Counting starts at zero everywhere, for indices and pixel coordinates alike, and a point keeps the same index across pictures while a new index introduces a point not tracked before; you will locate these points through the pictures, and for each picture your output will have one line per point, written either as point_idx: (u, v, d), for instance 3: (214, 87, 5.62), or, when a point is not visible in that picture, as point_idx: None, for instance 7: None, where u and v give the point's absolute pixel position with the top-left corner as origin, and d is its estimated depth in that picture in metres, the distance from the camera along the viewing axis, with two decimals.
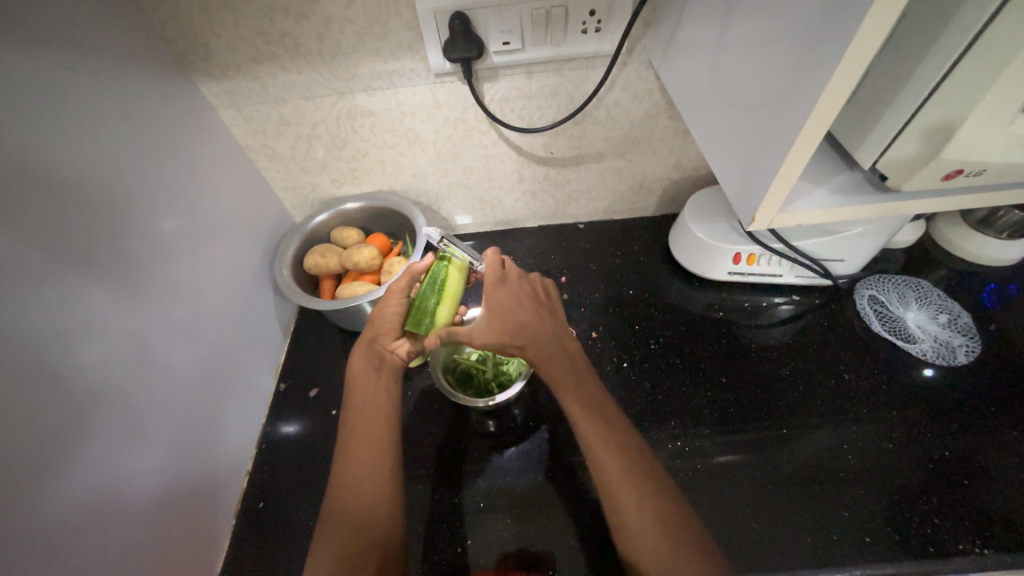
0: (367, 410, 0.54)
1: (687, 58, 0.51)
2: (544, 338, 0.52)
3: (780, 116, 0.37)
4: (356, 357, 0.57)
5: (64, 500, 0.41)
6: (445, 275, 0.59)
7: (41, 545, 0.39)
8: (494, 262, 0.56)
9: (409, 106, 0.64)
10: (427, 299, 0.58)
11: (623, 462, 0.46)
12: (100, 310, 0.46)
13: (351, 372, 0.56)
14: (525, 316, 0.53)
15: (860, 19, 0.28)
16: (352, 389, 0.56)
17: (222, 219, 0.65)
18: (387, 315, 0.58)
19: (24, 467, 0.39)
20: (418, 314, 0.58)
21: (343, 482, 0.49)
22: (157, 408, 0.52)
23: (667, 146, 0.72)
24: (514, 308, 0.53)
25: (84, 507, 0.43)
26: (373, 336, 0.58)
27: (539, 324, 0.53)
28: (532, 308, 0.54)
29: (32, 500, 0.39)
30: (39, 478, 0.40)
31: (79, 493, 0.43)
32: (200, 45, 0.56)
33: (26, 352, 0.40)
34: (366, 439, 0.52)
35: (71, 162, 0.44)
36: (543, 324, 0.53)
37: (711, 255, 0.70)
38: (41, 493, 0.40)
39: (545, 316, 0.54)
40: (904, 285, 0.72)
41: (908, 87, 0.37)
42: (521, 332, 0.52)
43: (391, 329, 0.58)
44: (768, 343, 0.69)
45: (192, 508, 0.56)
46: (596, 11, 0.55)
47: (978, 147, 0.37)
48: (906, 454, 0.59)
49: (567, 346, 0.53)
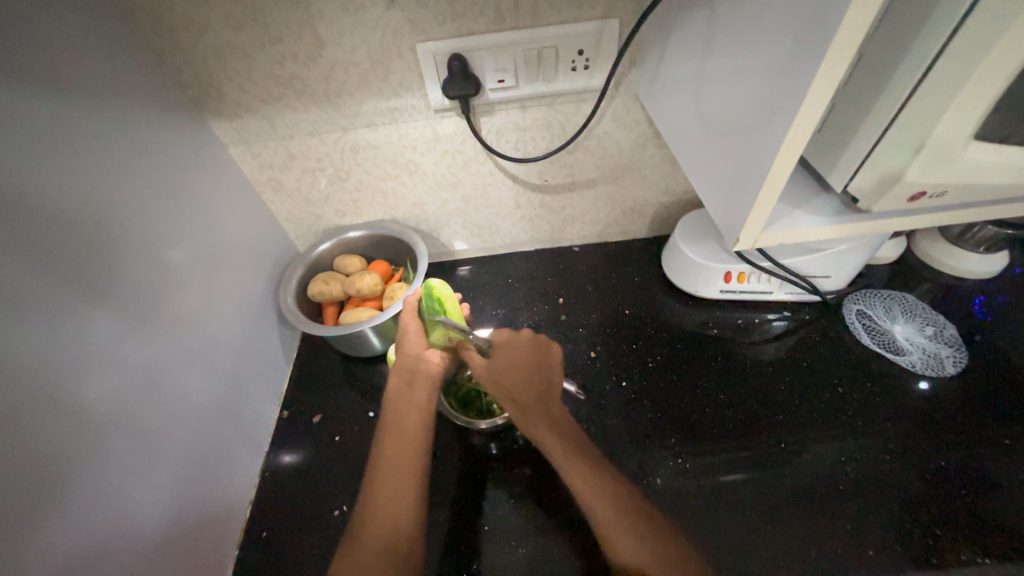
0: (399, 426, 0.55)
1: (672, 92, 0.54)
2: (533, 400, 0.56)
3: (758, 142, 0.40)
4: (391, 374, 0.59)
5: (57, 535, 0.40)
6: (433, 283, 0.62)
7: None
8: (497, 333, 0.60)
9: (410, 139, 0.67)
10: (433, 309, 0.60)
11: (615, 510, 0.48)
12: (108, 340, 0.47)
13: (388, 388, 0.58)
14: (519, 379, 0.57)
15: (822, 60, 0.32)
16: (389, 404, 0.57)
17: (228, 249, 0.67)
18: (410, 329, 0.61)
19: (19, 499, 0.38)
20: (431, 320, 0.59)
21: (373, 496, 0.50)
22: (163, 438, 0.52)
23: (655, 172, 0.75)
24: (511, 370, 0.57)
25: (77, 543, 0.42)
26: (404, 351, 0.59)
27: (531, 387, 0.57)
28: (527, 372, 0.58)
29: (26, 535, 0.38)
30: (31, 514, 0.38)
31: (70, 528, 0.41)
32: (213, 88, 0.60)
33: (36, 382, 0.40)
34: (397, 455, 0.52)
35: (84, 201, 0.46)
36: (536, 387, 0.57)
37: (703, 274, 0.72)
38: (37, 529, 0.39)
39: (539, 380, 0.58)
40: (890, 298, 0.74)
41: (870, 118, 0.40)
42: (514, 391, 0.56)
43: (417, 340, 0.60)
44: (762, 359, 0.71)
45: (194, 537, 0.55)
46: (585, 51, 0.59)
47: (940, 169, 0.40)
48: (904, 465, 0.60)
49: (554, 407, 0.56)
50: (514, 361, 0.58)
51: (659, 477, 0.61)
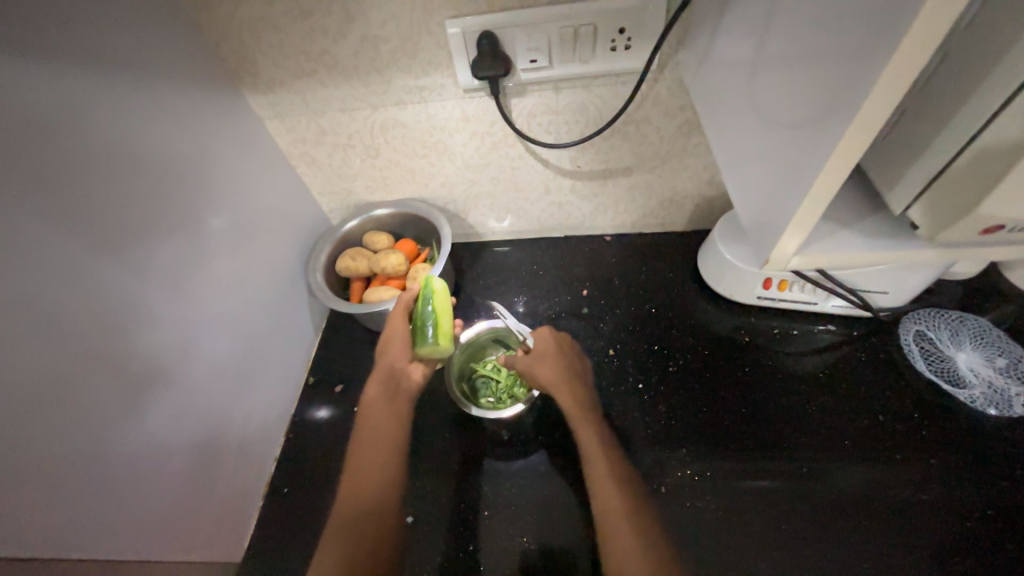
0: (377, 438, 0.57)
1: (720, 78, 0.49)
2: (589, 411, 0.58)
3: (804, 151, 0.35)
4: (373, 384, 0.60)
5: (101, 482, 0.46)
6: (431, 290, 0.62)
7: (75, 522, 0.43)
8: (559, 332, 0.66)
9: (439, 119, 0.65)
10: (425, 318, 0.60)
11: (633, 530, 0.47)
12: (145, 307, 0.51)
13: (368, 397, 0.60)
14: (578, 388, 0.60)
15: (887, 64, 0.27)
16: (368, 414, 0.59)
17: (263, 221, 0.69)
18: (396, 335, 0.62)
19: (67, 451, 0.43)
20: (421, 330, 0.60)
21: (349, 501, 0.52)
22: (192, 399, 0.57)
23: (699, 162, 0.69)
24: (572, 378, 0.60)
25: (116, 490, 0.47)
26: (390, 360, 0.61)
27: (586, 399, 0.59)
28: (582, 383, 0.61)
29: (70, 480, 0.43)
30: (79, 463, 0.44)
31: (111, 476, 0.47)
32: (248, 62, 0.60)
33: (81, 344, 0.44)
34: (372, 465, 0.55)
35: (124, 176, 0.49)
36: (589, 400, 0.59)
37: (740, 278, 0.67)
38: (80, 475, 0.44)
39: (587, 392, 0.61)
40: (959, 321, 0.66)
41: (946, 131, 0.34)
42: (578, 399, 0.58)
43: (403, 349, 0.61)
44: (796, 374, 0.66)
45: (221, 487, 0.61)
46: (627, 29, 0.53)
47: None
48: (939, 508, 0.55)
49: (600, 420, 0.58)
50: (574, 366, 0.62)
51: (664, 486, 0.59)
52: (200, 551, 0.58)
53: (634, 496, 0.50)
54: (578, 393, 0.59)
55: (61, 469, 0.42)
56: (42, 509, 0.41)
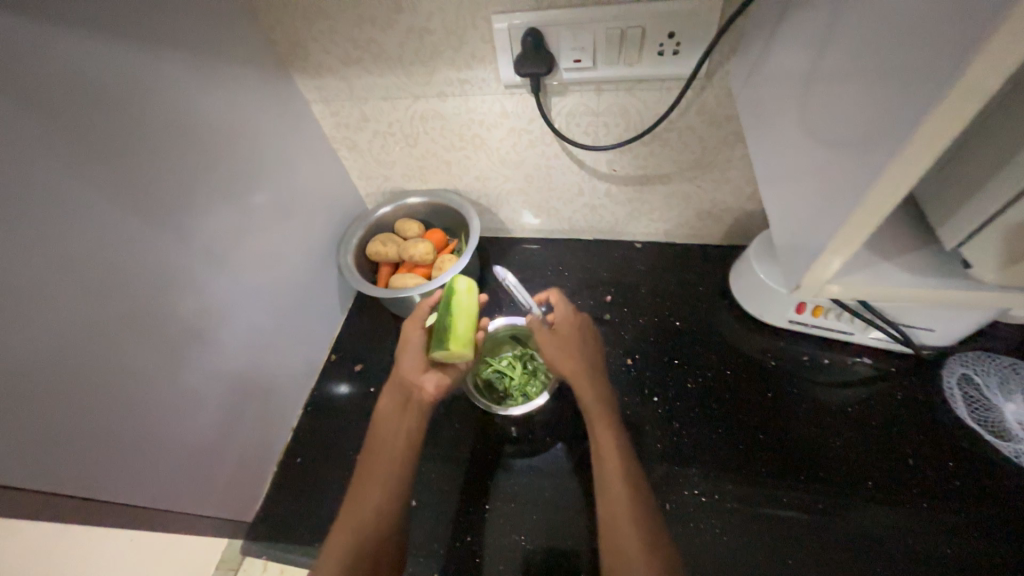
0: (386, 446, 0.58)
1: (769, 91, 0.47)
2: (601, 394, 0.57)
3: (848, 177, 0.33)
4: (385, 396, 0.61)
5: (133, 433, 0.49)
6: (453, 292, 0.63)
7: (106, 469, 0.47)
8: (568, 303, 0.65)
9: (478, 114, 0.65)
10: (444, 320, 0.60)
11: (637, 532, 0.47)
12: (185, 275, 0.54)
13: (380, 408, 0.61)
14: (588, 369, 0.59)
15: (944, 97, 0.25)
16: (379, 422, 0.60)
17: (302, 200, 0.72)
18: (410, 345, 0.62)
19: (106, 401, 0.46)
20: (440, 331, 0.60)
21: (353, 513, 0.53)
22: (221, 365, 0.60)
23: (741, 175, 0.67)
24: (581, 356, 0.60)
25: (145, 444, 0.50)
26: (403, 371, 0.61)
27: (596, 381, 0.59)
28: (592, 363, 0.60)
29: (104, 430, 0.46)
30: (115, 415, 0.47)
31: (141, 430, 0.50)
32: (300, 47, 0.62)
33: (126, 305, 0.47)
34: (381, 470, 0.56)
35: (176, 150, 0.52)
36: (599, 382, 0.59)
37: (772, 299, 0.65)
38: (114, 426, 0.47)
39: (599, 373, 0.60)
40: (1011, 370, 0.61)
41: (1009, 166, 0.31)
42: (587, 380, 0.58)
43: (417, 361, 0.62)
44: (822, 406, 0.63)
45: (241, 452, 0.64)
46: (676, 34, 0.52)
47: None
48: (965, 565, 0.51)
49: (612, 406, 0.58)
50: (585, 343, 0.61)
51: (669, 504, 0.58)
52: (216, 510, 0.61)
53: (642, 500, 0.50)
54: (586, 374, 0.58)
55: (99, 417, 0.46)
56: (79, 453, 0.44)
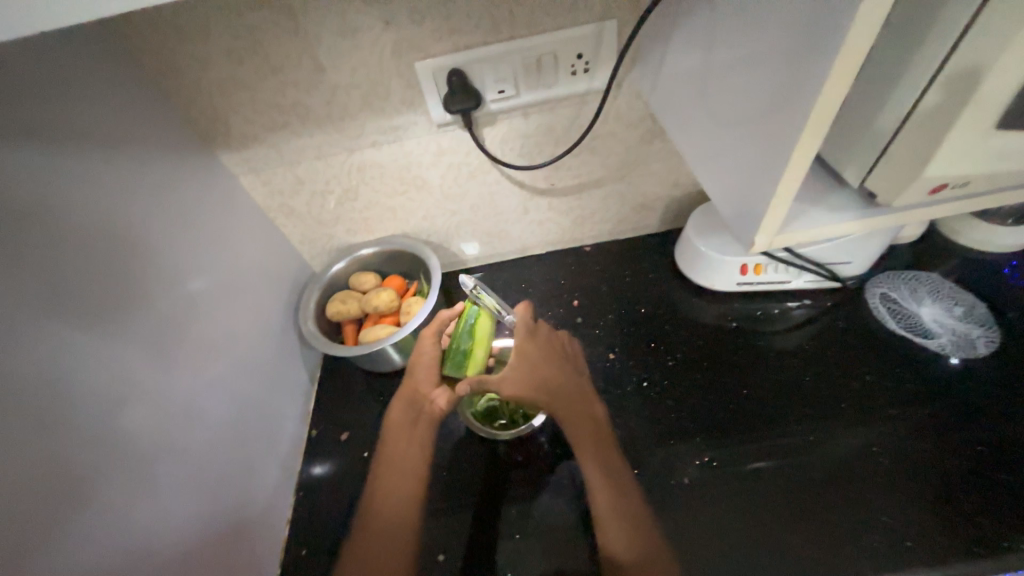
0: (401, 460, 0.60)
1: (675, 88, 0.53)
2: (569, 396, 0.61)
3: (768, 144, 0.39)
4: (395, 410, 0.63)
5: (110, 568, 0.43)
6: (472, 317, 0.62)
7: None
8: (525, 315, 0.64)
9: (416, 155, 0.67)
10: (461, 343, 0.62)
11: (617, 516, 0.54)
12: (139, 377, 0.49)
13: (391, 423, 0.62)
14: (551, 376, 0.61)
15: (829, 65, 0.31)
16: (391, 438, 0.62)
17: (247, 276, 0.68)
18: (423, 362, 0.63)
19: (69, 545, 0.40)
20: (455, 356, 0.62)
21: (371, 525, 0.55)
22: (197, 467, 0.55)
23: (664, 166, 0.74)
24: (540, 367, 0.61)
25: (127, 574, 0.44)
26: (414, 386, 0.63)
27: (562, 384, 0.61)
28: (552, 368, 0.62)
29: (77, 570, 0.40)
30: (84, 551, 0.41)
31: (120, 561, 0.44)
32: (220, 122, 0.61)
33: (76, 424, 0.42)
34: (396, 484, 0.58)
35: (105, 248, 0.48)
36: (565, 385, 0.62)
37: (718, 268, 0.72)
38: (87, 563, 0.41)
39: (564, 375, 0.62)
40: (916, 280, 0.72)
41: (894, 99, 0.39)
42: (549, 389, 0.60)
43: (429, 377, 0.63)
44: (784, 349, 0.70)
45: (235, 559, 0.58)
46: (583, 54, 0.58)
47: (958, 163, 0.39)
48: (936, 451, 0.58)
49: (584, 405, 0.61)
50: (546, 352, 0.63)
51: (685, 477, 0.61)
52: None
53: (616, 478, 0.57)
54: (549, 381, 0.61)
55: (67, 557, 0.40)
56: None
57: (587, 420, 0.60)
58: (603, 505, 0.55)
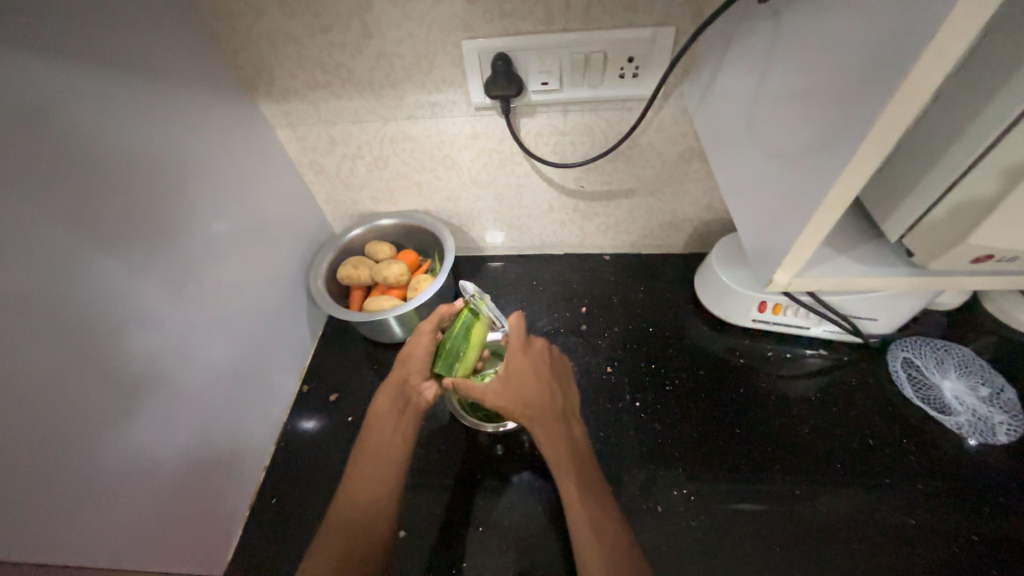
0: (378, 452, 0.56)
1: (722, 108, 0.51)
2: (556, 414, 0.56)
3: (804, 180, 0.37)
4: (382, 397, 0.60)
5: (89, 479, 0.44)
6: (470, 321, 0.64)
7: (59, 520, 0.41)
8: (518, 326, 0.62)
9: (449, 134, 0.67)
10: (457, 343, 0.63)
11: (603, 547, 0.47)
12: (148, 303, 0.50)
13: (374, 410, 0.60)
14: (535, 390, 0.57)
15: (882, 106, 0.29)
16: (371, 428, 0.58)
17: (268, 225, 0.70)
18: (416, 354, 0.62)
19: (53, 447, 0.41)
20: (451, 355, 0.62)
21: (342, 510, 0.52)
22: (187, 400, 0.56)
23: (699, 187, 0.72)
24: (524, 379, 0.58)
25: (103, 488, 0.45)
26: (405, 375, 0.61)
27: (549, 400, 0.57)
28: (539, 383, 0.58)
29: (57, 475, 0.41)
30: (68, 458, 0.42)
31: (99, 475, 0.45)
32: (265, 72, 0.62)
33: (80, 338, 0.44)
34: (371, 476, 0.55)
35: (136, 174, 0.49)
36: (554, 402, 0.57)
37: (735, 300, 0.69)
38: (69, 471, 0.42)
39: (554, 392, 0.58)
40: (944, 350, 0.68)
41: (947, 157, 0.36)
42: (529, 403, 0.56)
43: (421, 370, 0.62)
44: (789, 396, 0.67)
45: (209, 495, 0.59)
46: (634, 58, 0.56)
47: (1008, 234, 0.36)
48: (930, 532, 0.55)
49: (572, 426, 0.57)
50: (535, 365, 0.60)
51: (660, 505, 0.59)
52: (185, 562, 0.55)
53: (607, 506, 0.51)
54: (532, 394, 0.57)
55: (49, 461, 0.41)
56: (28, 504, 0.39)
57: (573, 441, 0.55)
58: (583, 536, 0.49)
